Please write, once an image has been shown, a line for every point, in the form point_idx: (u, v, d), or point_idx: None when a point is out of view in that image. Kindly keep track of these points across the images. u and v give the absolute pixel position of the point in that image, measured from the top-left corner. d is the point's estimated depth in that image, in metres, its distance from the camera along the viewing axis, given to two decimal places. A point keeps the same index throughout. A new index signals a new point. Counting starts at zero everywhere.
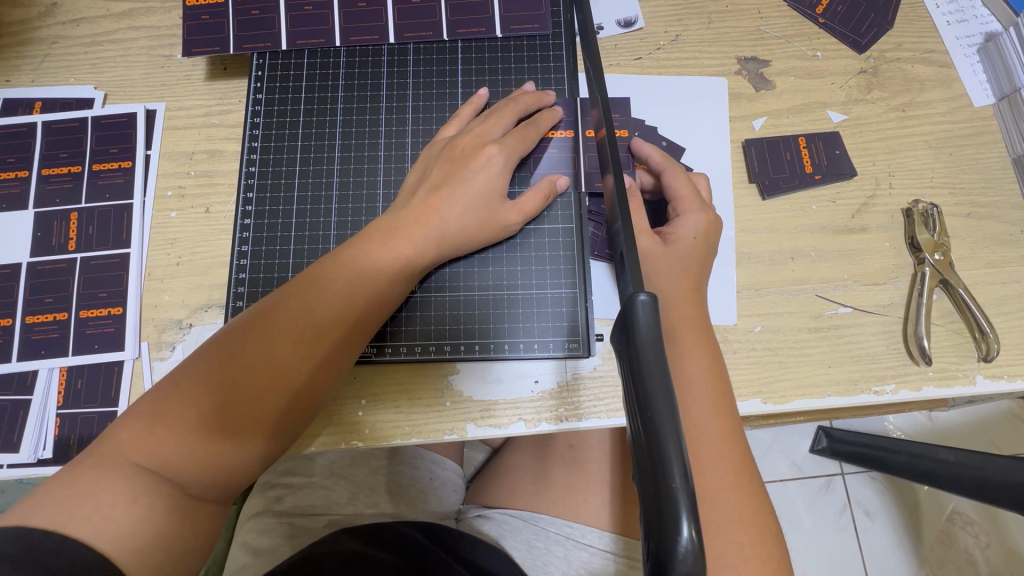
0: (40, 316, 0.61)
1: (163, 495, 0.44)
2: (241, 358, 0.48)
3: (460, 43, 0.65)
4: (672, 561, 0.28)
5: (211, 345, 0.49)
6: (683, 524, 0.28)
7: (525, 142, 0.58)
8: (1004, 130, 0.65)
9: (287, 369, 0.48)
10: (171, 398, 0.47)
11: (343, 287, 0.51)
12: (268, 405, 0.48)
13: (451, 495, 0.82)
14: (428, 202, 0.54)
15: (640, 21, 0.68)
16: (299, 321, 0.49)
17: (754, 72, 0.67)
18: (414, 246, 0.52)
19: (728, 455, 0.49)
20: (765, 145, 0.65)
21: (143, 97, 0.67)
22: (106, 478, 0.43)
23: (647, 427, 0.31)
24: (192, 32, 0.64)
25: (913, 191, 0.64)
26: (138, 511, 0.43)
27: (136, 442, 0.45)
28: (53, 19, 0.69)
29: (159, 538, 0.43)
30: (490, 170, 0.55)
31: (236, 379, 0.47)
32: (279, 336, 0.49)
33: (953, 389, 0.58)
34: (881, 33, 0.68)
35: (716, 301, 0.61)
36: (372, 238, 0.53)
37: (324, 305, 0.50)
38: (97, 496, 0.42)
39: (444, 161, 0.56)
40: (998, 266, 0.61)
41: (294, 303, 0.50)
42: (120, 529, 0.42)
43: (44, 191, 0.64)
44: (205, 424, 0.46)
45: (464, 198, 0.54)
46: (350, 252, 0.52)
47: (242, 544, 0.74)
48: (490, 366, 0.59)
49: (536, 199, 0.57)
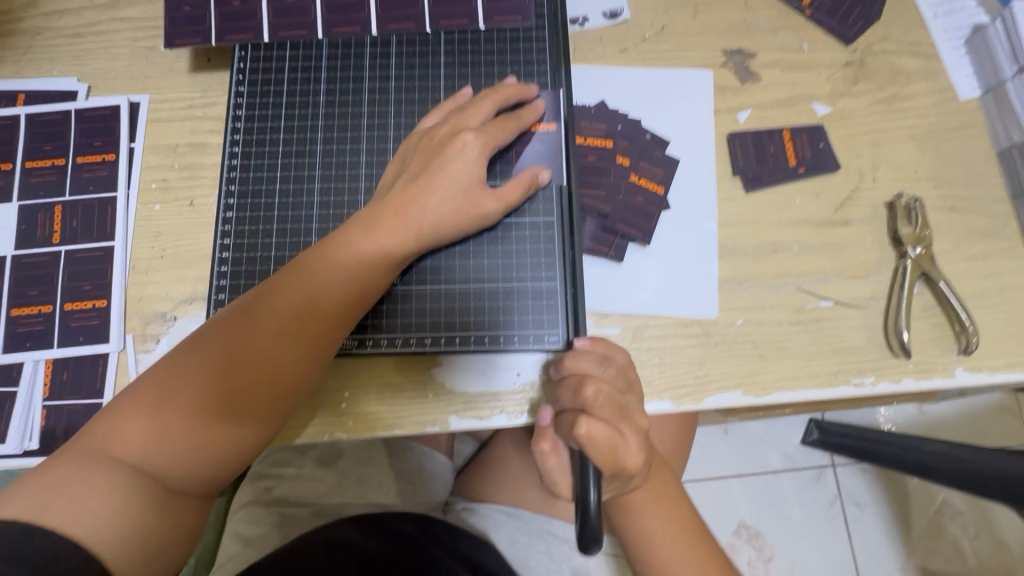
0: (25, 309, 0.61)
1: (141, 487, 0.45)
2: (217, 351, 0.48)
3: (443, 34, 0.64)
4: (587, 514, 0.46)
5: (191, 337, 0.50)
6: (590, 490, 0.47)
7: (505, 133, 0.58)
8: (989, 123, 0.65)
9: (264, 359, 0.49)
10: (150, 390, 0.47)
11: (320, 278, 0.51)
12: (245, 394, 0.48)
13: (439, 487, 0.81)
14: (405, 193, 0.54)
15: (625, 13, 0.68)
16: (276, 311, 0.49)
17: (739, 64, 0.67)
18: (392, 236, 0.53)
19: (662, 497, 0.55)
20: (749, 138, 0.65)
21: (126, 89, 0.67)
22: (85, 468, 0.44)
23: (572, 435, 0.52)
24: (173, 23, 0.63)
25: (897, 184, 0.64)
26: (113, 501, 0.43)
27: (113, 435, 0.46)
28: (36, 10, 0.69)
29: (135, 529, 0.44)
30: (468, 158, 0.55)
31: (213, 371, 0.48)
32: (255, 328, 0.49)
33: (933, 382, 0.59)
34: (868, 25, 0.68)
35: (698, 295, 0.61)
36: (350, 230, 0.53)
37: (301, 296, 0.50)
38: (73, 487, 0.43)
39: (423, 152, 0.56)
40: (980, 259, 0.62)
41: (273, 294, 0.50)
42: (98, 518, 0.43)
43: (28, 183, 0.64)
44: (182, 416, 0.46)
45: (441, 188, 0.54)
46: (328, 244, 0.53)
47: (232, 533, 0.75)
48: (473, 359, 0.59)
49: (516, 189, 0.57)
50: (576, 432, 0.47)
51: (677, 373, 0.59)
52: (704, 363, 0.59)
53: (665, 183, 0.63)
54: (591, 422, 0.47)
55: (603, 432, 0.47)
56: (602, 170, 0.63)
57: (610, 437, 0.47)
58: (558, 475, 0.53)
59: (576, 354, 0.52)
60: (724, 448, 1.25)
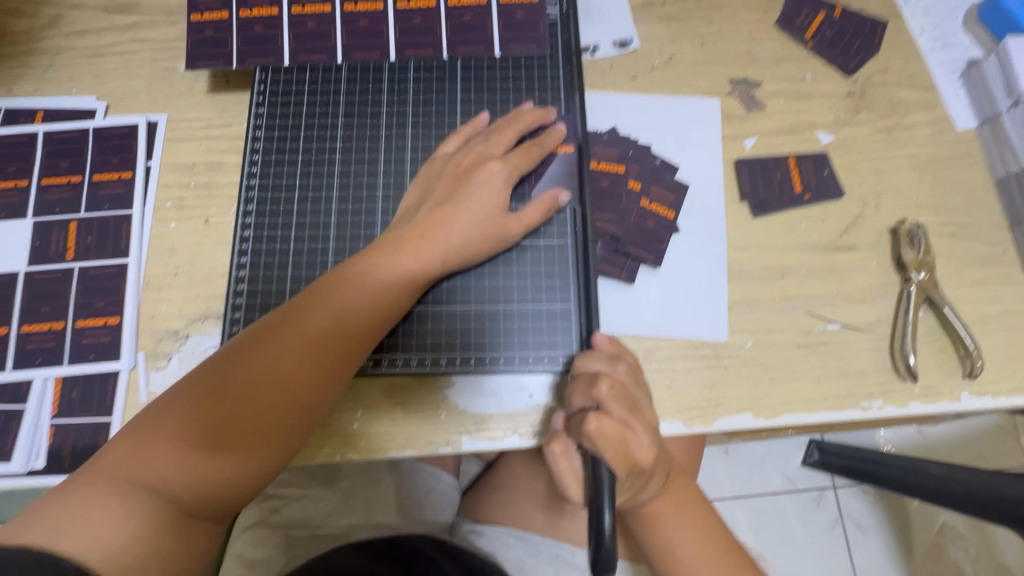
0: (36, 325, 0.61)
1: (157, 512, 0.44)
2: (243, 374, 0.48)
3: (460, 61, 0.66)
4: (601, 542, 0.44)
5: (216, 360, 0.50)
6: (605, 513, 0.45)
7: (527, 160, 0.59)
8: (986, 153, 0.67)
9: (290, 382, 0.49)
10: (175, 412, 0.47)
11: (348, 301, 0.52)
12: (272, 416, 0.48)
13: (444, 509, 0.80)
14: (432, 218, 0.55)
15: (635, 42, 0.70)
16: (302, 335, 0.50)
17: (745, 93, 0.69)
18: (417, 260, 0.54)
19: (681, 506, 0.54)
20: (756, 165, 0.66)
21: (144, 109, 0.68)
22: (101, 493, 0.44)
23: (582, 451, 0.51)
24: (195, 45, 0.65)
25: (899, 211, 0.66)
26: (130, 527, 0.43)
27: (135, 459, 0.45)
28: (57, 31, 0.72)
29: (150, 556, 0.43)
30: (492, 185, 0.56)
31: (239, 395, 0.48)
32: (283, 351, 0.49)
33: (940, 406, 0.59)
34: (867, 58, 0.70)
35: (709, 319, 0.62)
36: (377, 253, 0.54)
37: (330, 319, 0.51)
38: (89, 512, 0.43)
39: (447, 179, 0.57)
40: (981, 285, 0.63)
41: (300, 317, 0.51)
42: (118, 547, 0.43)
43: (44, 200, 0.64)
44: (206, 440, 0.47)
45: (467, 213, 0.55)
46: (354, 267, 0.53)
47: (236, 556, 0.73)
48: (487, 380, 0.60)
49: (536, 211, 0.58)
50: (586, 426, 0.48)
51: (687, 394, 0.60)
52: (715, 385, 0.60)
53: (675, 207, 0.65)
54: (601, 415, 0.48)
55: (613, 424, 0.48)
56: (614, 194, 0.65)
57: (618, 432, 0.48)
58: (568, 478, 0.52)
59: (588, 355, 0.54)
60: (726, 470, 1.25)
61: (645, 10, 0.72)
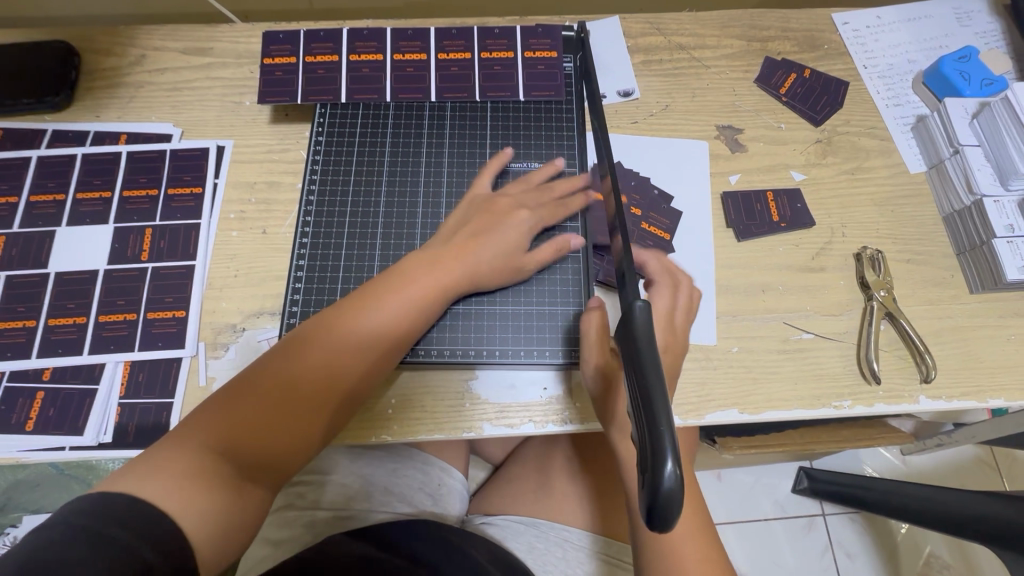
0: (112, 316, 0.69)
1: (225, 483, 0.49)
2: (305, 373, 0.56)
3: (490, 103, 0.78)
4: (661, 491, 0.35)
5: (278, 358, 0.57)
6: (668, 461, 0.36)
7: (551, 213, 0.70)
8: (935, 193, 0.79)
9: (343, 384, 0.57)
10: (243, 402, 0.53)
11: (398, 317, 0.60)
12: (319, 402, 0.56)
13: (456, 503, 0.86)
14: (465, 245, 0.65)
15: (636, 92, 0.83)
16: (358, 340, 0.58)
17: (729, 137, 0.81)
18: (451, 284, 0.63)
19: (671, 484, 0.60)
20: (739, 197, 0.77)
21: (214, 135, 0.79)
22: (174, 460, 0.48)
23: (631, 384, 0.42)
24: (266, 84, 0.76)
25: (862, 239, 0.76)
26: (203, 493, 0.48)
27: (209, 438, 0.51)
28: (141, 68, 0.83)
29: (218, 520, 0.48)
30: (518, 223, 0.67)
31: (300, 392, 0.55)
32: (341, 355, 0.57)
33: (901, 406, 0.68)
34: (833, 111, 0.83)
35: (699, 325, 0.71)
36: (419, 273, 0.62)
37: (380, 330, 0.59)
38: (169, 475, 0.47)
39: (480, 214, 0.67)
40: (934, 304, 0.73)
41: (357, 327, 0.58)
42: (195, 510, 0.47)
43: (124, 210, 0.74)
44: (268, 428, 0.53)
45: (493, 245, 0.65)
46: (401, 283, 0.61)
47: (261, 537, 0.78)
48: (507, 374, 0.68)
49: (548, 252, 0.68)
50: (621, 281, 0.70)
51: (681, 391, 0.68)
52: (705, 383, 0.69)
53: (670, 231, 0.75)
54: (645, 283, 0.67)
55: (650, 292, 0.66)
56: None
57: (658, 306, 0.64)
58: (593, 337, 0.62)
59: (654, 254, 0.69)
60: (719, 494, 1.33)
61: (645, 67, 0.85)
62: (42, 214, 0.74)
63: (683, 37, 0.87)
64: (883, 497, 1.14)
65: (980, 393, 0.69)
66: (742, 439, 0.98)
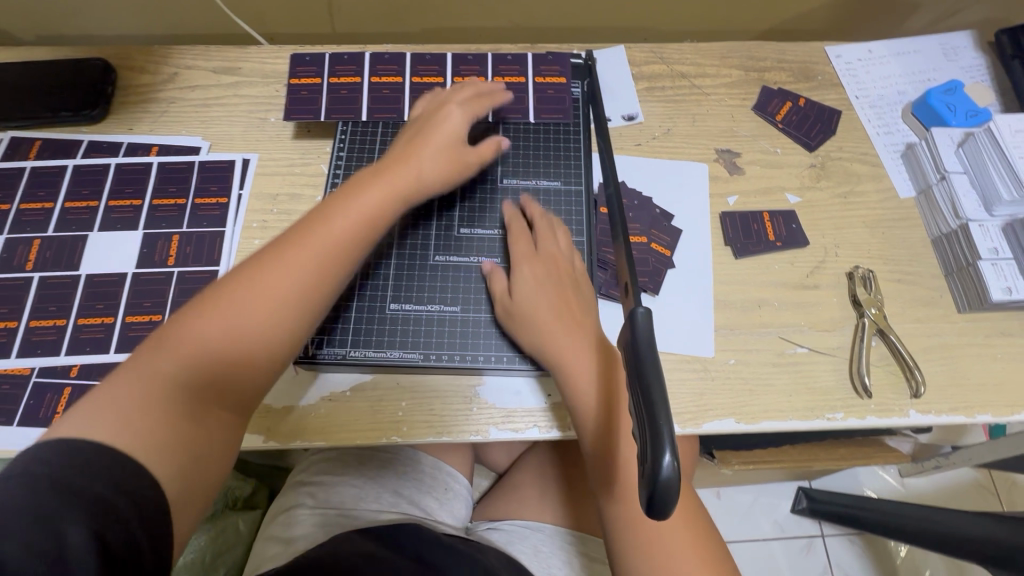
0: (138, 317, 0.73)
1: (181, 401, 0.50)
2: (253, 269, 0.57)
3: (502, 124, 0.82)
4: (659, 480, 0.38)
5: (229, 272, 0.57)
6: (666, 453, 0.39)
7: (482, 106, 0.75)
8: (924, 218, 0.83)
9: (292, 273, 0.57)
10: (194, 311, 0.54)
11: (344, 212, 0.61)
12: (268, 308, 0.55)
13: (460, 509, 0.89)
14: (408, 156, 0.68)
15: (640, 116, 0.88)
16: (308, 239, 0.59)
17: (728, 161, 0.86)
18: (398, 183, 0.65)
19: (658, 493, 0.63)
20: (737, 217, 0.81)
21: (241, 149, 0.84)
22: (128, 390, 0.49)
23: (632, 385, 0.45)
24: (291, 102, 0.81)
25: (854, 260, 0.80)
26: (158, 410, 0.49)
27: (162, 352, 0.52)
28: (174, 84, 0.89)
29: (175, 441, 0.49)
30: (453, 126, 0.71)
31: (248, 284, 0.56)
32: (288, 245, 0.58)
33: (892, 419, 0.71)
34: (826, 138, 0.87)
35: (697, 337, 0.74)
36: (363, 180, 0.65)
37: (328, 225, 0.60)
38: (125, 395, 0.49)
39: (417, 126, 0.72)
40: (924, 322, 0.76)
41: (304, 227, 0.60)
42: (153, 435, 0.48)
43: (153, 217, 0.78)
44: (220, 329, 0.53)
45: (433, 149, 0.69)
46: (347, 189, 0.64)
47: (269, 535, 0.80)
48: (514, 380, 0.71)
49: (489, 149, 0.74)
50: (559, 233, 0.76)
51: (680, 400, 0.71)
52: (703, 394, 0.71)
53: (671, 247, 0.79)
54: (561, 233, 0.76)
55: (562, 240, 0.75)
56: None
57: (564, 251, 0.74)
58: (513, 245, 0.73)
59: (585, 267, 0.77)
60: (718, 512, 1.35)
61: (648, 93, 0.90)
62: (75, 219, 0.78)
63: (684, 66, 0.92)
64: (880, 517, 1.15)
65: (969, 408, 0.71)
66: (740, 453, 1.00)
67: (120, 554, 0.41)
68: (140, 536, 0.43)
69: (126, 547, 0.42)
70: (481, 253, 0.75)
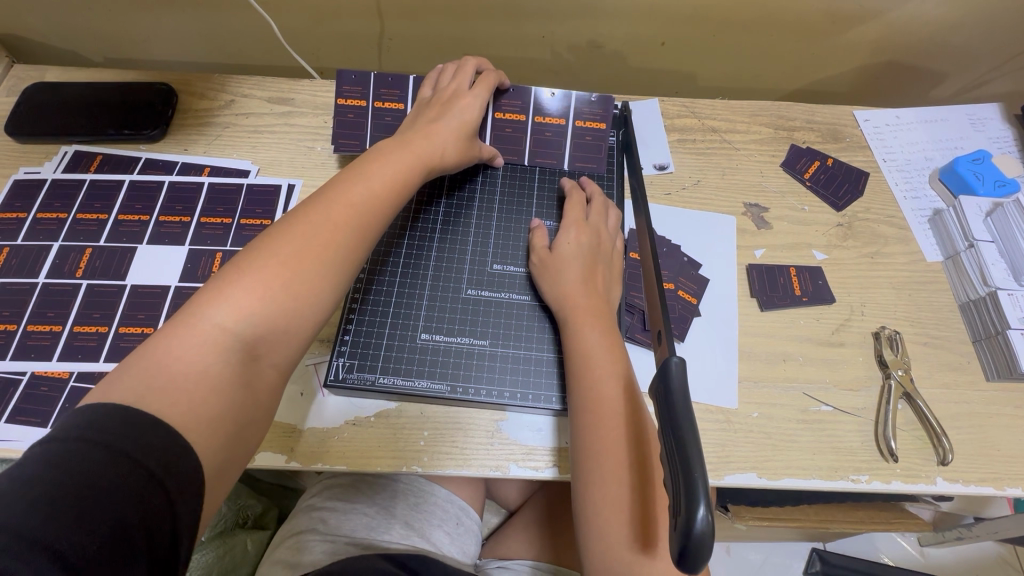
0: None
1: (229, 359, 0.52)
2: (286, 225, 0.60)
3: (538, 169, 0.87)
4: (693, 533, 0.39)
5: (265, 235, 0.59)
6: (700, 507, 0.39)
7: (488, 87, 0.81)
8: (951, 282, 0.83)
9: (334, 232, 0.60)
10: (234, 272, 0.56)
11: (377, 180, 0.66)
12: (314, 257, 0.58)
13: (468, 547, 0.88)
14: (429, 132, 0.73)
15: (671, 166, 0.91)
16: (343, 202, 0.63)
17: (756, 215, 0.88)
18: (419, 158, 0.71)
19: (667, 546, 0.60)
20: (763, 270, 0.83)
21: (287, 175, 0.88)
22: (179, 349, 0.50)
23: (665, 429, 0.46)
24: (340, 126, 0.87)
25: (880, 320, 0.80)
26: (208, 365, 0.50)
27: (203, 310, 0.53)
28: (229, 111, 0.94)
29: (225, 403, 0.50)
30: (467, 106, 0.78)
31: (288, 239, 0.58)
32: (323, 204, 0.62)
33: (918, 486, 0.70)
34: (853, 199, 0.89)
35: (721, 388, 0.74)
36: (388, 151, 0.70)
37: (361, 191, 0.65)
38: (172, 352, 0.50)
39: (435, 107, 0.78)
40: (952, 388, 0.76)
41: (336, 192, 0.64)
42: (206, 395, 0.49)
43: (200, 234, 0.82)
44: (265, 288, 0.55)
45: (451, 128, 0.75)
46: (375, 162, 0.68)
47: (278, 559, 0.79)
48: (536, 419, 0.72)
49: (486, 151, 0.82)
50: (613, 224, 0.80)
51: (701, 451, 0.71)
52: (725, 445, 0.71)
53: (698, 295, 0.80)
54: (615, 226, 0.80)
55: (608, 232, 0.78)
56: None
57: (606, 240, 0.77)
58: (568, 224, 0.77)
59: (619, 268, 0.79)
60: (727, 569, 1.31)
61: (680, 144, 0.93)
62: (127, 231, 0.81)
63: (716, 120, 0.95)
64: None
65: (997, 480, 0.70)
66: (756, 509, 0.98)
67: (155, 520, 0.41)
68: (176, 500, 0.43)
69: (160, 513, 0.42)
70: (513, 291, 0.77)
